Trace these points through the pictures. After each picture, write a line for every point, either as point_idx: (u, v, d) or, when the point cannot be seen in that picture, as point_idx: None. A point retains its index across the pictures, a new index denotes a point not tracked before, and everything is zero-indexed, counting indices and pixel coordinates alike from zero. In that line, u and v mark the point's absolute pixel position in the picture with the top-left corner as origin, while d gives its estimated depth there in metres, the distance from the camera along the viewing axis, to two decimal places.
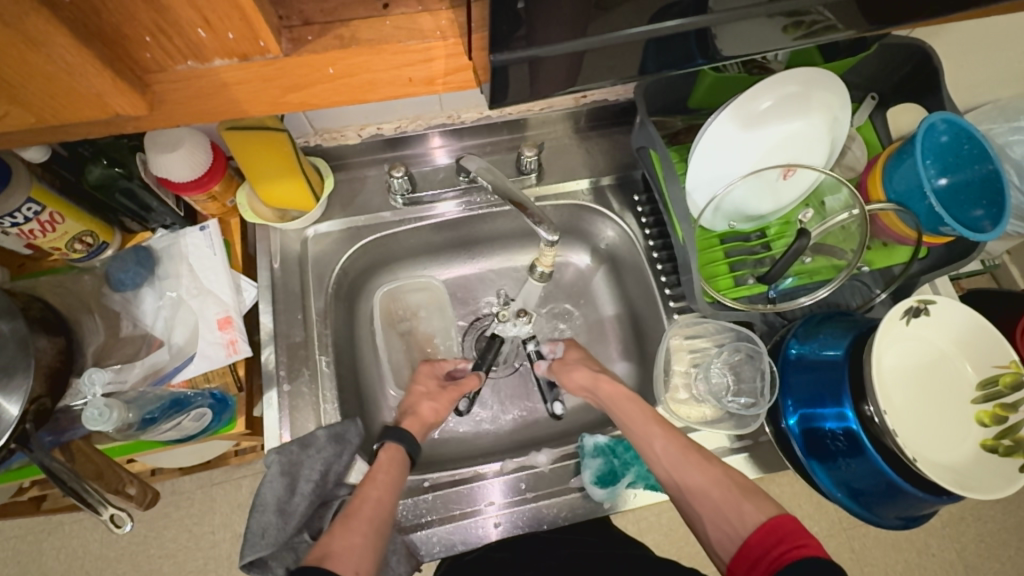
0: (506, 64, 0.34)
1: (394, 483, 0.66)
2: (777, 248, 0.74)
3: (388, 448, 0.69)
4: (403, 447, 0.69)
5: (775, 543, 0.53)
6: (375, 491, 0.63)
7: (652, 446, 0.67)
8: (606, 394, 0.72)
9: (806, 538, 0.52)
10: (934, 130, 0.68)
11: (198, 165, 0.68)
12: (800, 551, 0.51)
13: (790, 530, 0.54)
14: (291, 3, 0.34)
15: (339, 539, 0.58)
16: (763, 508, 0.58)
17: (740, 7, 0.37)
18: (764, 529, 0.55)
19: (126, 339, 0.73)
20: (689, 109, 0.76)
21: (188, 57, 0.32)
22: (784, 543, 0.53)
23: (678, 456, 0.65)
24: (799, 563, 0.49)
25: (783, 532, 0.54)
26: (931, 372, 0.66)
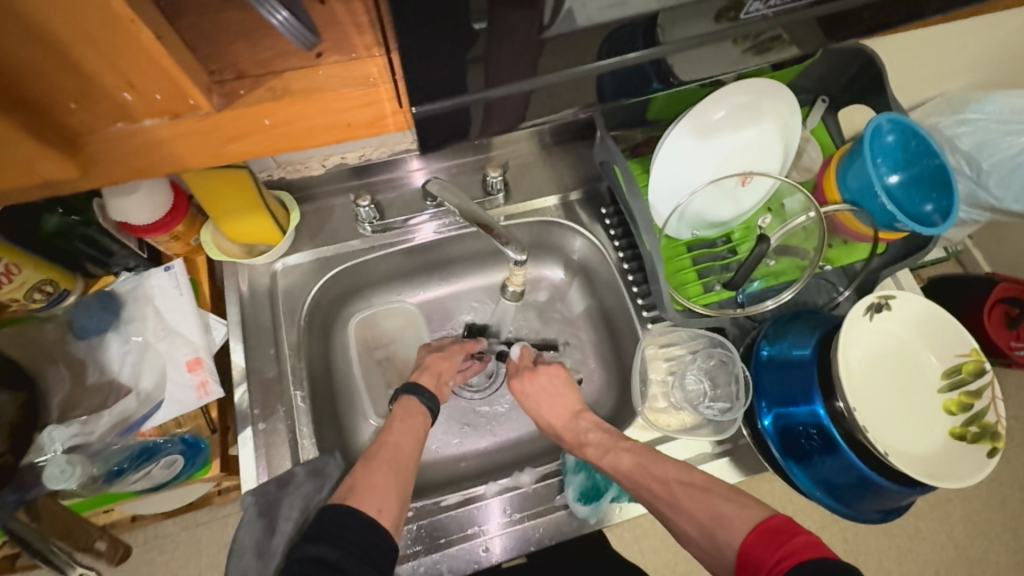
0: (428, 115, 0.37)
1: (415, 429, 0.70)
2: (742, 252, 0.76)
3: (401, 401, 0.72)
4: (425, 401, 0.72)
5: (767, 552, 0.51)
6: (392, 436, 0.67)
7: (619, 459, 0.67)
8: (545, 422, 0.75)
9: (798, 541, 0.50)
10: (881, 131, 0.70)
11: (158, 207, 0.67)
12: (798, 556, 0.49)
13: (782, 533, 0.52)
14: (224, 57, 0.34)
15: (362, 475, 0.62)
16: (749, 518, 0.56)
17: (689, 38, 0.40)
18: (757, 534, 0.53)
19: (93, 388, 0.71)
20: (648, 121, 0.77)
21: (117, 118, 0.32)
22: (782, 549, 0.51)
23: (642, 468, 0.66)
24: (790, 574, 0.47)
25: (776, 537, 0.52)
26: (898, 364, 0.68)
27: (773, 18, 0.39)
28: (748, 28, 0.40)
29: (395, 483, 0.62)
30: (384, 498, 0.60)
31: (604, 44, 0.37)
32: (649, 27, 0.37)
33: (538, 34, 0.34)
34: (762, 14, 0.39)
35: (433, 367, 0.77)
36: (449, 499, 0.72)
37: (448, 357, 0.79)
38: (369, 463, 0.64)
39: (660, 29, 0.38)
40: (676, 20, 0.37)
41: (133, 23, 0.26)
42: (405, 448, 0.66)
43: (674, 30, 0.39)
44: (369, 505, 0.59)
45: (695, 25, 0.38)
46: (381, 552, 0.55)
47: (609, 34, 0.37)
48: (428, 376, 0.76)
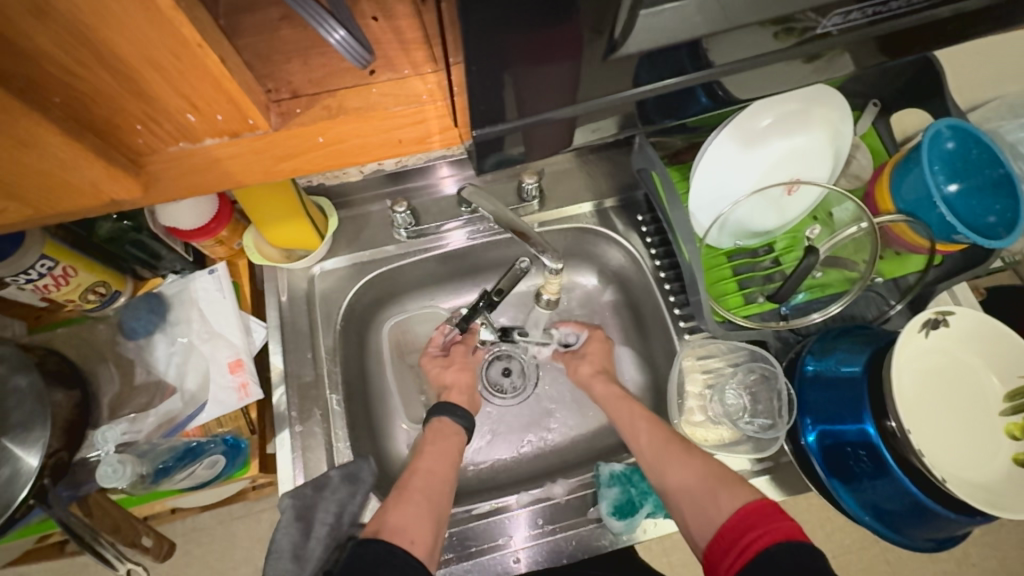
0: (485, 138, 0.36)
1: (450, 452, 0.71)
2: (787, 263, 0.73)
3: (434, 423, 0.74)
4: (460, 421, 0.74)
5: (750, 527, 0.54)
6: (426, 461, 0.69)
7: (639, 435, 0.70)
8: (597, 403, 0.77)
9: (783, 521, 0.53)
10: (940, 137, 0.67)
11: (204, 213, 0.69)
12: (777, 536, 0.52)
13: (768, 513, 0.54)
14: (279, 75, 0.35)
15: (395, 515, 0.61)
16: (737, 496, 0.58)
17: (738, 60, 0.39)
18: (744, 510, 0.56)
19: (140, 387, 0.73)
20: (687, 128, 0.74)
21: (179, 138, 0.33)
22: (760, 527, 0.53)
23: (660, 449, 0.67)
24: (779, 554, 0.50)
25: (762, 513, 0.54)
26: (954, 384, 0.64)
27: (839, 35, 0.39)
28: (810, 46, 0.40)
29: (428, 513, 0.63)
30: (417, 530, 0.60)
31: (647, 69, 0.37)
32: (695, 50, 0.36)
33: (596, 61, 0.34)
34: (830, 30, 0.38)
35: (458, 383, 0.80)
36: (481, 508, 0.73)
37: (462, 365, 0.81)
38: (403, 492, 0.65)
39: (711, 55, 0.38)
40: (727, 41, 0.37)
41: (200, 47, 0.26)
42: (440, 479, 0.67)
43: (728, 42, 0.37)
44: (403, 535, 0.59)
45: (747, 47, 0.38)
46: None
47: (650, 59, 0.35)
48: (458, 393, 0.79)
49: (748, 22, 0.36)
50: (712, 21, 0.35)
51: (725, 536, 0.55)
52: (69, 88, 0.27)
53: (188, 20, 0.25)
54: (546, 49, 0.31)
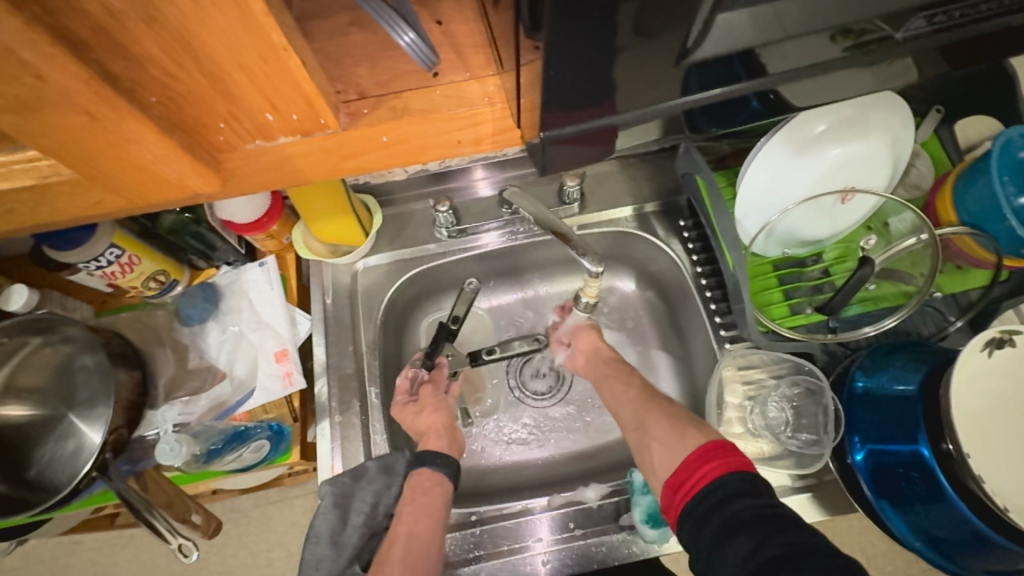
0: (553, 140, 0.36)
1: (431, 507, 0.66)
2: (838, 275, 0.70)
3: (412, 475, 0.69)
4: (442, 469, 0.68)
5: (706, 461, 0.56)
6: (404, 525, 0.64)
7: (626, 395, 0.72)
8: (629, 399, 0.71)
9: (734, 455, 0.56)
10: (1012, 146, 0.64)
11: (258, 208, 0.72)
12: (733, 467, 0.55)
13: (722, 449, 0.57)
14: (348, 77, 0.36)
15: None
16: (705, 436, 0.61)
17: (800, 67, 0.38)
18: (702, 447, 0.58)
19: (194, 370, 0.77)
20: (735, 133, 0.72)
21: (256, 136, 0.34)
22: (717, 460, 0.56)
23: (643, 406, 0.70)
24: (733, 483, 0.53)
25: (718, 448, 0.57)
26: (1021, 409, 0.60)
27: (903, 43, 0.37)
28: (881, 55, 0.38)
29: None
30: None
31: (695, 80, 0.36)
32: (747, 61, 0.36)
33: (659, 67, 0.33)
34: (891, 38, 0.37)
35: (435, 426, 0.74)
36: (513, 507, 0.73)
37: (432, 410, 0.76)
38: (381, 566, 0.61)
39: (766, 65, 0.37)
40: (784, 51, 0.36)
41: (285, 51, 0.28)
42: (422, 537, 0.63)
43: (793, 50, 0.36)
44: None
45: (810, 56, 0.37)
46: None
47: (701, 69, 0.35)
48: (434, 439, 0.73)
49: (811, 31, 0.34)
50: (760, 36, 0.34)
51: (683, 471, 0.57)
52: (166, 89, 0.30)
53: (278, 25, 0.27)
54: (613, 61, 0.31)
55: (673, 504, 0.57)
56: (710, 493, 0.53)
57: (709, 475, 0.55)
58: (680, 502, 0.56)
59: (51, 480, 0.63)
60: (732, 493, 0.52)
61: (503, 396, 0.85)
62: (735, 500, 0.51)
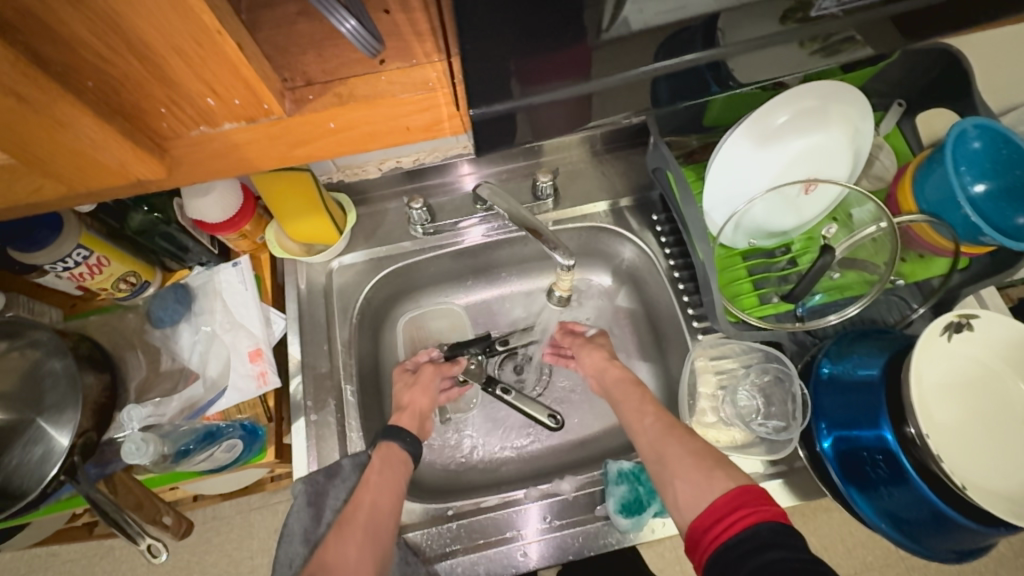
0: (481, 120, 0.36)
1: (395, 483, 0.66)
2: (804, 264, 0.72)
3: (382, 448, 0.68)
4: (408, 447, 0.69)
5: (735, 508, 0.52)
6: (369, 494, 0.63)
7: (641, 421, 0.67)
8: (614, 379, 0.74)
9: (767, 504, 0.52)
10: (965, 136, 0.66)
11: (230, 208, 0.72)
12: (762, 518, 0.50)
13: (752, 496, 0.53)
14: (294, 65, 0.36)
15: (332, 550, 0.59)
16: (733, 477, 0.56)
17: (751, 40, 0.39)
18: (729, 493, 0.54)
19: (165, 373, 0.76)
20: (705, 128, 0.76)
21: (200, 122, 0.34)
22: (746, 508, 0.52)
23: (660, 434, 0.64)
24: (764, 534, 0.48)
25: (749, 497, 0.53)
26: (979, 391, 0.62)
27: (843, 16, 0.38)
28: (814, 30, 0.39)
29: (371, 556, 0.59)
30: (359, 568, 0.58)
31: (660, 50, 0.38)
32: (710, 29, 0.37)
33: (588, 42, 0.34)
34: (831, 13, 0.38)
35: (414, 406, 0.75)
36: (489, 501, 0.73)
37: (421, 387, 0.76)
38: (343, 530, 0.61)
39: (721, 33, 0.38)
40: (738, 24, 0.38)
41: (219, 33, 0.28)
42: (382, 511, 0.63)
43: (738, 32, 0.38)
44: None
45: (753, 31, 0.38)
46: None
47: (666, 38, 0.37)
48: (409, 417, 0.74)
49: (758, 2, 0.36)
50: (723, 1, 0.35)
51: (708, 517, 0.53)
52: (102, 73, 0.30)
53: (208, 7, 0.27)
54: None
55: (699, 550, 0.53)
56: (742, 545, 0.49)
57: (738, 525, 0.51)
58: (704, 549, 0.52)
59: (17, 486, 0.62)
60: (762, 545, 0.48)
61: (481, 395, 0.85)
62: (766, 554, 0.47)
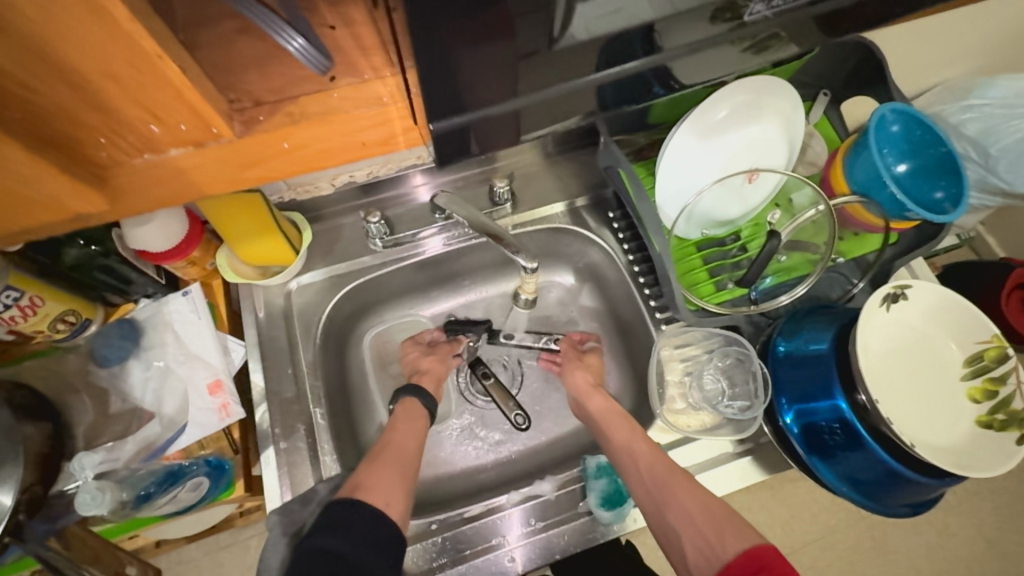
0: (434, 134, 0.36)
1: (417, 431, 0.73)
2: (753, 249, 0.75)
3: (404, 402, 0.75)
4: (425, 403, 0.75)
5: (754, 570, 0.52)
6: (396, 438, 0.70)
7: (635, 462, 0.67)
8: (598, 407, 0.74)
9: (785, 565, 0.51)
10: (885, 121, 0.70)
11: (174, 234, 0.68)
12: None
13: (771, 558, 0.52)
14: (240, 85, 0.35)
15: (367, 475, 0.64)
16: (746, 535, 0.56)
17: (690, 46, 0.41)
18: (747, 555, 0.53)
19: (116, 415, 0.72)
20: (650, 125, 0.78)
21: (144, 150, 0.33)
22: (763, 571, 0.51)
23: (658, 474, 0.65)
24: None
25: (765, 562, 0.52)
26: (917, 355, 0.67)
27: (770, 20, 0.40)
28: (742, 33, 0.41)
29: (400, 483, 0.65)
30: (391, 492, 0.63)
31: (602, 57, 0.38)
32: (646, 35, 0.38)
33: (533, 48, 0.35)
34: (761, 17, 0.40)
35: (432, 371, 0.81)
36: (472, 510, 0.73)
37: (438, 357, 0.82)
38: (375, 460, 0.67)
39: (659, 40, 0.39)
40: (675, 28, 0.39)
41: (160, 59, 0.27)
42: (407, 450, 0.69)
43: (673, 35, 0.40)
44: (378, 499, 0.61)
45: (691, 35, 0.40)
46: (391, 544, 0.58)
47: (605, 45, 0.37)
48: (428, 379, 0.80)
49: (694, 8, 0.37)
50: (659, 9, 0.37)
51: None
52: (31, 104, 0.28)
53: (147, 31, 0.26)
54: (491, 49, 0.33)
55: None
56: None
57: None
58: None
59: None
60: None
61: (452, 405, 0.84)
62: None
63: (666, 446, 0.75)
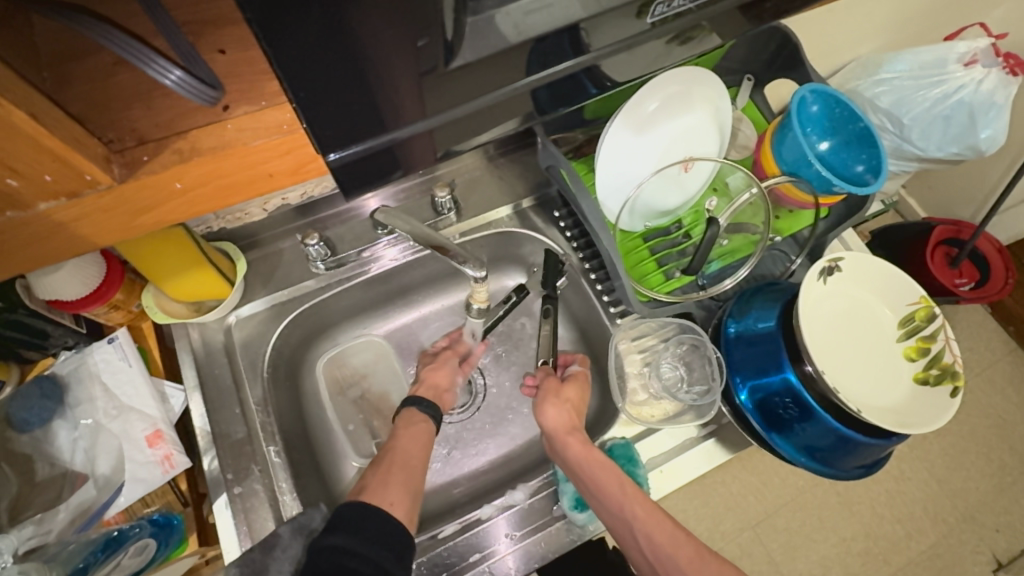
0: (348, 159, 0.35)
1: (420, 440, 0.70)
2: (696, 236, 0.77)
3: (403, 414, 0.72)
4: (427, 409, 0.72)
5: None
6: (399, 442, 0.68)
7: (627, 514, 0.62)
8: (574, 451, 0.67)
9: None
10: (805, 102, 0.73)
11: (91, 278, 0.63)
12: None
13: None
14: (118, 123, 0.32)
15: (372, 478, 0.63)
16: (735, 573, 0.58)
17: (618, 43, 0.40)
18: None
19: (45, 483, 0.64)
20: (587, 121, 0.78)
21: (6, 207, 0.29)
22: None
23: (652, 515, 0.62)
24: None
25: None
26: (857, 322, 0.70)
27: (698, 10, 0.40)
28: (671, 26, 0.41)
29: (402, 481, 0.63)
30: (393, 493, 0.61)
31: (530, 59, 0.37)
32: (574, 36, 0.37)
33: (441, 68, 0.33)
34: (688, 9, 0.40)
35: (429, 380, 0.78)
36: (446, 530, 0.71)
37: (442, 367, 0.79)
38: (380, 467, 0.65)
39: (587, 38, 0.38)
40: (602, 26, 0.38)
41: None
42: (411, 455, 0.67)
43: (601, 35, 0.39)
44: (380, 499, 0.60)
45: (619, 31, 0.39)
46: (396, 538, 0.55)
47: (532, 46, 0.36)
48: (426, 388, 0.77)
49: (609, 8, 0.37)
50: (587, 7, 0.36)
51: None
52: None
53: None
54: (393, 64, 0.31)
55: None
56: None
57: None
58: None
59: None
60: None
61: None
62: None
63: (632, 439, 0.75)
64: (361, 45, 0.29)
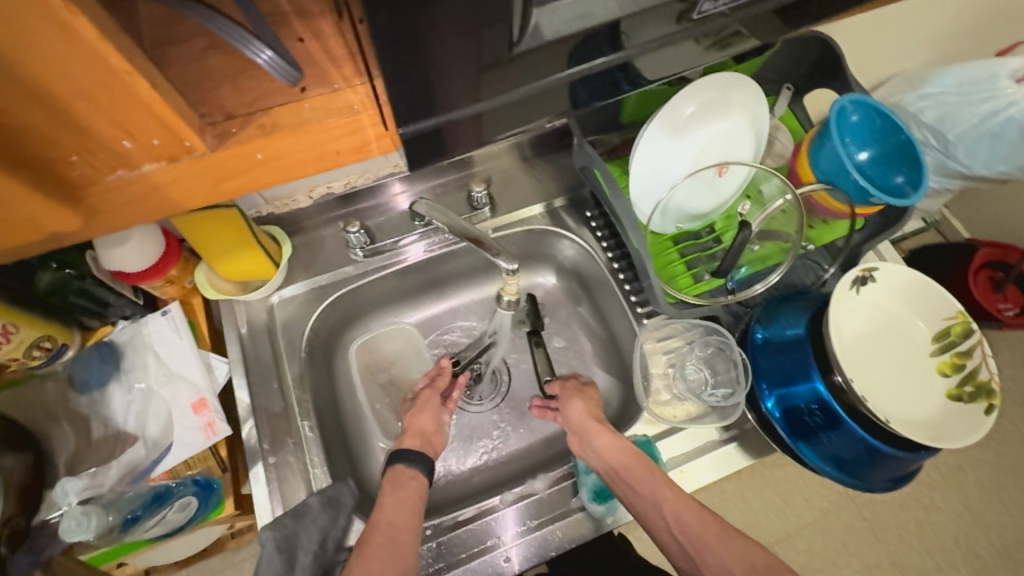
0: (402, 144, 0.38)
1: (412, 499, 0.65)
2: (727, 240, 0.78)
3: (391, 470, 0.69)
4: (416, 465, 0.69)
5: None
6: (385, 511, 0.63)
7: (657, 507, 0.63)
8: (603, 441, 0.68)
9: None
10: (846, 112, 0.73)
11: (151, 253, 0.67)
12: None
13: None
14: (211, 100, 0.36)
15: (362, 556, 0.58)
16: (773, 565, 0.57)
17: (651, 41, 0.42)
18: None
19: (99, 442, 0.71)
20: (623, 124, 0.80)
21: (117, 166, 0.33)
22: None
23: (685, 508, 0.62)
24: None
25: None
26: (889, 334, 0.70)
27: (731, 13, 0.42)
28: (704, 27, 0.42)
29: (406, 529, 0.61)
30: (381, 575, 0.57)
31: (572, 56, 0.39)
32: (613, 33, 0.39)
33: (491, 60, 0.36)
34: (720, 12, 0.41)
35: (413, 427, 0.75)
36: (466, 514, 0.73)
37: (424, 411, 0.76)
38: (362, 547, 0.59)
39: (625, 35, 0.40)
40: (641, 26, 0.40)
41: (129, 75, 0.28)
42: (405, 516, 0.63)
43: (640, 34, 0.41)
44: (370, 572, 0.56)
45: (653, 31, 0.41)
46: None
47: (575, 44, 0.38)
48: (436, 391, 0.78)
49: (646, 8, 0.38)
50: (623, 7, 0.38)
51: None
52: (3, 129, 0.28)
53: (115, 50, 0.27)
54: (448, 54, 0.34)
55: None
56: None
57: None
58: None
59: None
60: None
61: None
62: None
63: (654, 437, 0.76)
64: (422, 36, 0.32)
